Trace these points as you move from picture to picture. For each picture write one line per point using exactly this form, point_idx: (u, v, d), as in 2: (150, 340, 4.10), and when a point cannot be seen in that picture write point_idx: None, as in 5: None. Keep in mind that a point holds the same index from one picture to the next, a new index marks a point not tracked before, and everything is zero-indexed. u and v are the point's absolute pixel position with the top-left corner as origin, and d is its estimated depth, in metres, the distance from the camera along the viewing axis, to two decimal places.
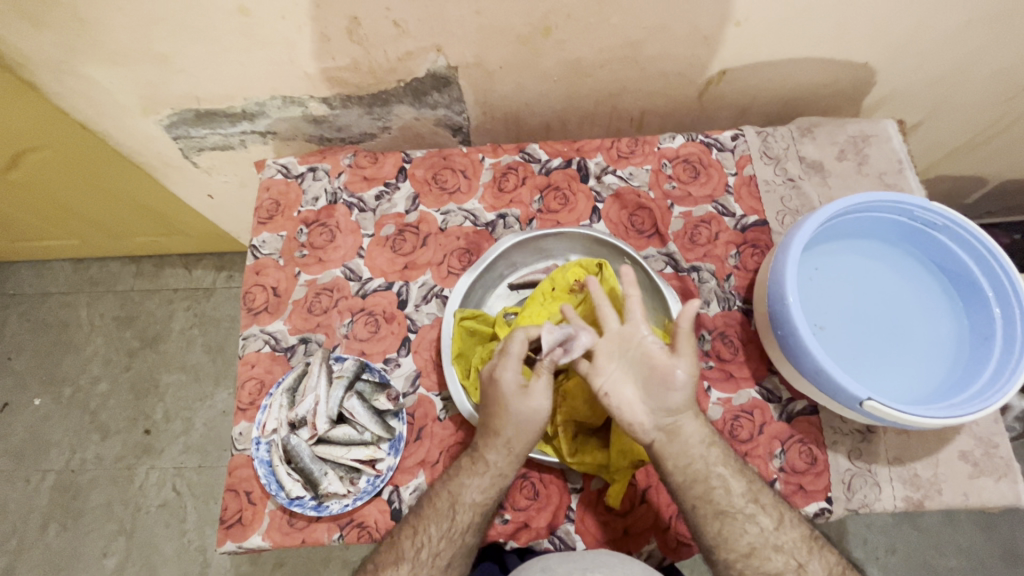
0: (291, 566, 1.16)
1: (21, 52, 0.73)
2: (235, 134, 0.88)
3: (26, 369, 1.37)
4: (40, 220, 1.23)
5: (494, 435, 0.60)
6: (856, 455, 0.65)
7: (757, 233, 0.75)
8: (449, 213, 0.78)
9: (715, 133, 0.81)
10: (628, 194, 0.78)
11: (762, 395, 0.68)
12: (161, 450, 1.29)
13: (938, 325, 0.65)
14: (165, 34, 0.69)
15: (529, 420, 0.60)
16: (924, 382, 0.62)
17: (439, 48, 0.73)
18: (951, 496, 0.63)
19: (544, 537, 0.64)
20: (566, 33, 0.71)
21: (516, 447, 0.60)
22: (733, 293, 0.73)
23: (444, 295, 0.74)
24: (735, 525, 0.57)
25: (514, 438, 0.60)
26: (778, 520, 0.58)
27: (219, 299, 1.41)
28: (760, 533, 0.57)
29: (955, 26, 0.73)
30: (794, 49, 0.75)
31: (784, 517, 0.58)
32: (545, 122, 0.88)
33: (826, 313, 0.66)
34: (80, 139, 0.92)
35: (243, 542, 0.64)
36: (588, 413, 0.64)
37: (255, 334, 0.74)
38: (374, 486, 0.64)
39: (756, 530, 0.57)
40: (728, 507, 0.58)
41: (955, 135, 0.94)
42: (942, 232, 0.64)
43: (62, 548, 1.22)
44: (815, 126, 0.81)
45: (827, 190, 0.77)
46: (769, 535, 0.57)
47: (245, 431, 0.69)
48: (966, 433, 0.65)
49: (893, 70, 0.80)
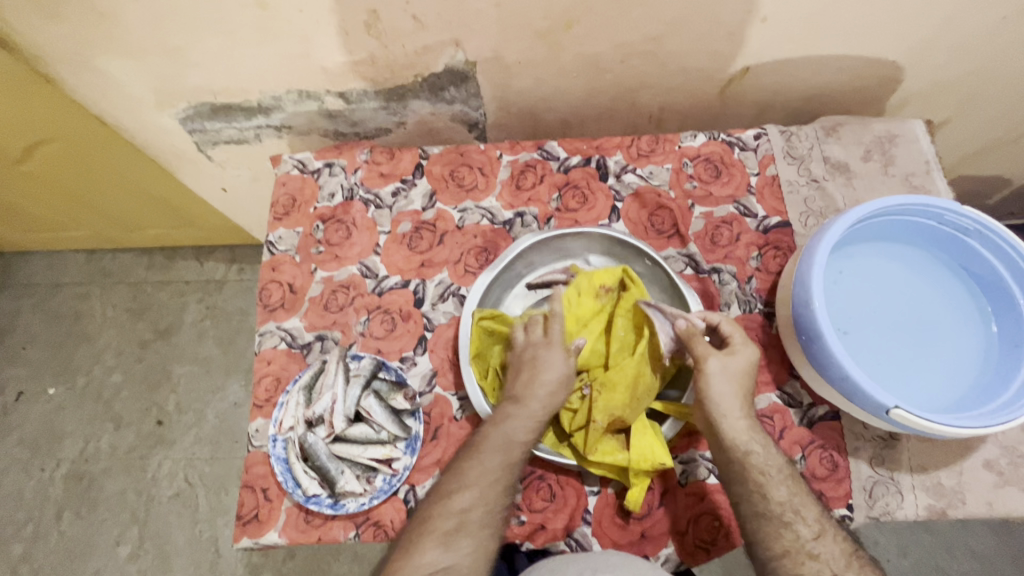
0: (302, 557, 1.17)
1: (39, 46, 0.73)
2: (250, 128, 0.87)
3: (41, 358, 1.38)
4: (54, 211, 1.23)
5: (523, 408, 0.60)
6: (878, 462, 0.64)
7: (779, 235, 0.74)
8: (467, 210, 0.77)
9: (736, 132, 0.79)
10: (648, 193, 0.76)
11: (783, 399, 0.67)
12: (173, 441, 1.30)
13: (968, 333, 0.64)
14: (181, 26, 0.68)
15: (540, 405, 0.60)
16: (951, 389, 0.61)
17: (457, 42, 0.71)
18: (975, 505, 0.62)
19: (561, 539, 0.64)
20: (587, 28, 0.70)
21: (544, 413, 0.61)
22: (754, 295, 0.72)
23: (461, 294, 0.73)
24: (759, 537, 0.56)
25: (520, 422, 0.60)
26: (819, 531, 0.55)
27: (231, 292, 1.42)
28: (798, 537, 0.55)
29: (988, 23, 0.71)
30: (820, 46, 0.73)
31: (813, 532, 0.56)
32: (563, 119, 0.87)
33: (852, 317, 0.65)
34: (96, 133, 0.92)
35: (260, 539, 0.64)
36: (625, 406, 0.62)
37: (271, 331, 0.73)
38: (390, 485, 0.64)
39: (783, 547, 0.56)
40: (755, 511, 0.56)
41: (983, 134, 0.92)
42: (973, 236, 0.63)
43: (76, 537, 1.23)
44: (839, 125, 0.79)
45: (851, 191, 0.76)
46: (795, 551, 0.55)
47: (261, 428, 0.69)
48: (991, 442, 0.64)
49: (920, 68, 0.78)
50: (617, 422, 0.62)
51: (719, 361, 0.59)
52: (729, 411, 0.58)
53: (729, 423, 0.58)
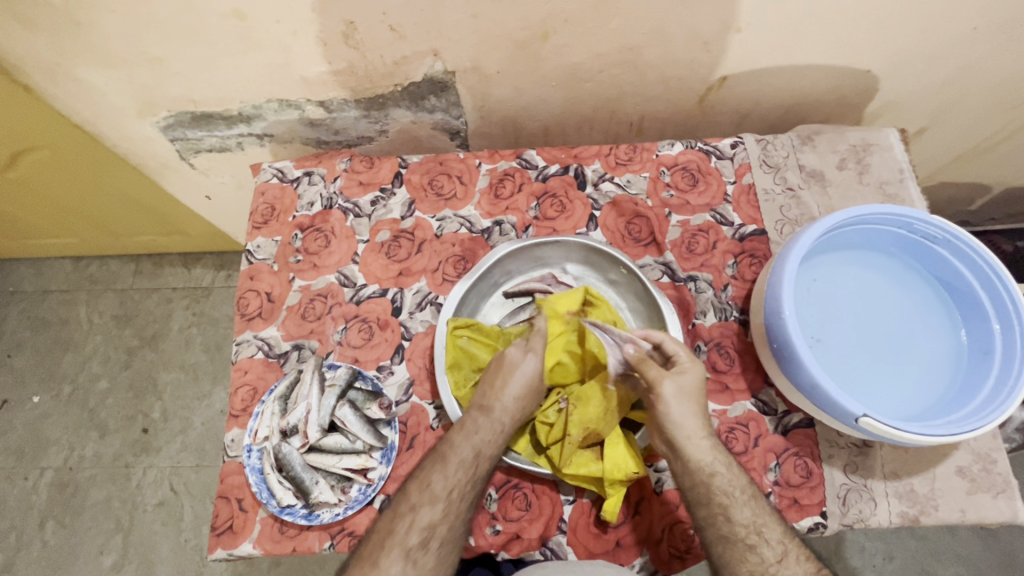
0: (287, 566, 1.16)
1: (18, 55, 0.73)
2: (232, 136, 0.88)
3: (26, 366, 1.37)
4: (39, 218, 1.23)
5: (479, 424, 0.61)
6: (851, 469, 0.65)
7: (755, 243, 0.74)
8: (445, 219, 0.77)
9: (714, 141, 0.80)
10: (625, 202, 0.77)
11: (758, 407, 0.67)
12: (158, 449, 1.29)
13: (937, 340, 0.64)
14: (160, 37, 0.68)
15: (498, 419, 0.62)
16: (921, 396, 0.62)
17: (436, 52, 0.72)
18: (948, 512, 0.63)
19: (535, 549, 0.63)
20: (564, 39, 0.70)
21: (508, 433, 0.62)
22: (730, 303, 0.72)
23: (438, 303, 0.73)
24: (731, 547, 0.56)
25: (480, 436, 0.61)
26: (782, 554, 0.56)
27: (218, 299, 1.41)
28: (760, 560, 0.55)
29: (960, 34, 0.72)
30: (796, 56, 0.74)
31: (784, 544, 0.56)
32: (543, 127, 0.87)
33: (824, 327, 0.65)
34: (78, 141, 0.91)
35: (234, 550, 0.64)
36: (599, 420, 0.62)
37: (248, 340, 0.73)
38: (365, 495, 0.64)
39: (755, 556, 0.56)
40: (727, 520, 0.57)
41: (961, 142, 0.93)
42: (942, 245, 0.63)
43: (59, 546, 1.22)
44: (816, 134, 0.80)
45: (827, 199, 0.76)
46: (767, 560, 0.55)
47: (237, 438, 0.69)
48: (964, 449, 0.65)
49: (896, 78, 0.79)
50: (592, 435, 0.62)
51: (671, 383, 0.59)
52: (690, 434, 0.58)
53: (693, 445, 0.58)
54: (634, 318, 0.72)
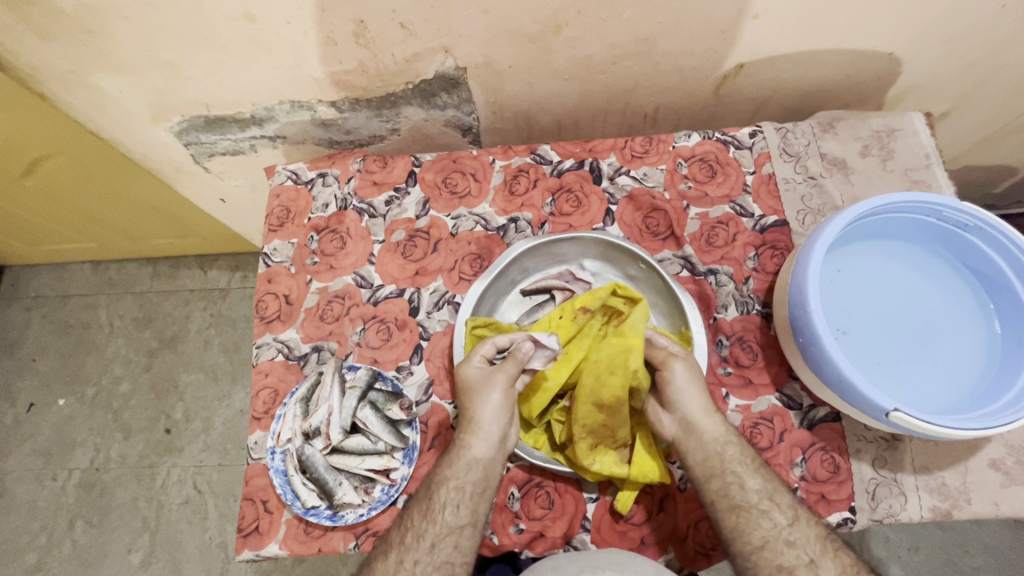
0: (308, 564, 1.17)
1: (33, 65, 0.74)
2: (245, 139, 0.88)
3: (51, 370, 1.40)
4: (58, 224, 1.24)
5: (472, 421, 0.60)
6: (880, 463, 0.63)
7: (777, 234, 0.73)
8: (460, 217, 0.77)
9: (732, 130, 0.78)
10: (642, 195, 0.76)
11: (782, 402, 0.66)
12: (181, 449, 1.31)
13: (968, 329, 0.63)
14: (170, 42, 0.68)
15: (500, 405, 0.60)
16: (951, 390, 0.60)
17: (447, 49, 0.71)
18: (981, 505, 0.61)
19: (560, 546, 0.63)
20: (577, 31, 0.69)
21: (493, 430, 0.60)
22: (752, 296, 0.71)
23: (456, 302, 0.73)
24: (746, 528, 0.56)
25: (492, 425, 0.60)
26: (769, 535, 0.55)
27: (235, 300, 1.42)
28: (754, 543, 0.56)
29: (987, 13, 0.69)
30: (816, 41, 0.72)
31: (798, 516, 0.56)
32: (556, 121, 0.86)
33: (849, 318, 0.64)
34: (94, 148, 0.92)
35: (260, 551, 0.64)
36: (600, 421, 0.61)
37: (268, 343, 0.74)
38: (388, 495, 0.64)
39: (764, 531, 0.56)
40: (739, 506, 0.56)
41: (986, 124, 0.90)
42: (972, 232, 0.62)
43: (89, 544, 1.25)
44: (836, 121, 0.78)
45: (849, 187, 0.75)
46: (777, 536, 0.55)
47: (260, 440, 0.69)
48: (998, 441, 0.63)
49: (919, 60, 0.76)
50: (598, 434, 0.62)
51: (675, 364, 0.61)
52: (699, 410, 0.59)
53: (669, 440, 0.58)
54: (654, 313, 0.71)
